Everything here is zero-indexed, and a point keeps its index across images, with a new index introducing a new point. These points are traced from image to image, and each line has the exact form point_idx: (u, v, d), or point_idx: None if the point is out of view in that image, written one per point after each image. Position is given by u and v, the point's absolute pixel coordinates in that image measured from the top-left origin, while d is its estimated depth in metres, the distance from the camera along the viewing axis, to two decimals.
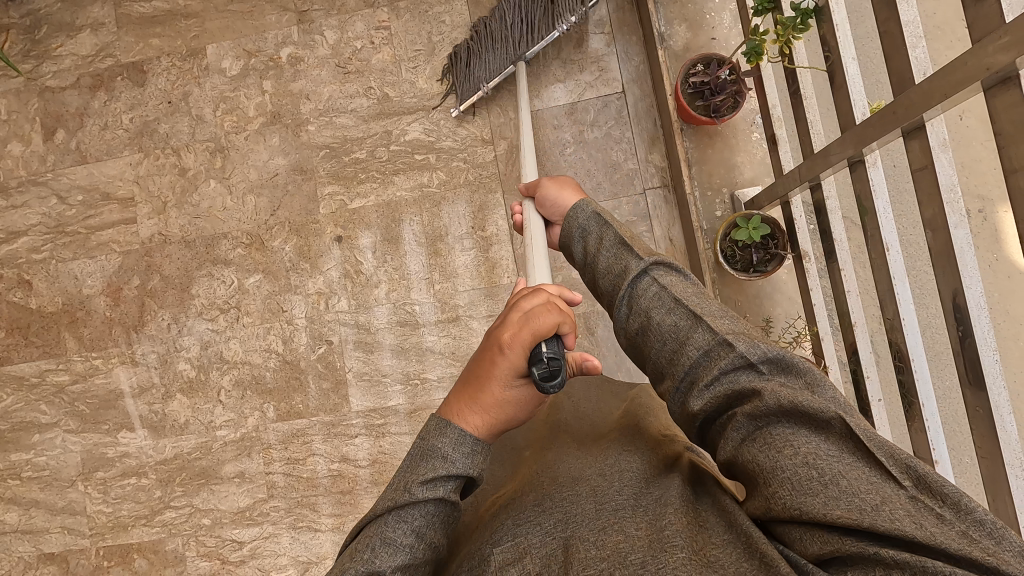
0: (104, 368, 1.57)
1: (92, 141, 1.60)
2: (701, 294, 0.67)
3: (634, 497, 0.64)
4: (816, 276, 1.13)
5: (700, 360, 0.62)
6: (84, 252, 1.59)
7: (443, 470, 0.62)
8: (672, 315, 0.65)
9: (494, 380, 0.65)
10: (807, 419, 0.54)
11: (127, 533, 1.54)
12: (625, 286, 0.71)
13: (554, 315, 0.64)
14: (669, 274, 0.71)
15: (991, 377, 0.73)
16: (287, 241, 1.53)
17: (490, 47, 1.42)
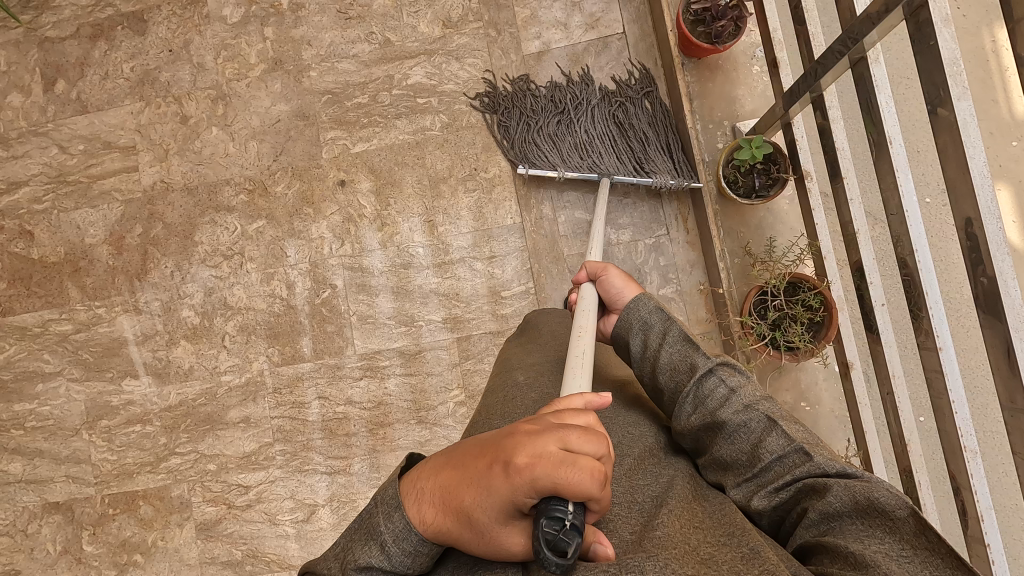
0: (107, 316, 1.57)
1: (93, 90, 1.60)
2: (768, 401, 0.74)
3: (630, 493, 0.70)
4: (818, 195, 1.16)
5: (774, 463, 0.69)
6: (87, 201, 1.59)
7: (376, 559, 0.60)
8: (742, 415, 0.71)
9: (475, 496, 0.57)
10: (877, 520, 0.60)
11: (133, 480, 1.55)
12: (691, 384, 0.76)
13: (587, 476, 0.55)
14: (735, 373, 0.76)
15: (995, 245, 0.77)
16: (290, 186, 1.53)
17: (567, 146, 1.40)
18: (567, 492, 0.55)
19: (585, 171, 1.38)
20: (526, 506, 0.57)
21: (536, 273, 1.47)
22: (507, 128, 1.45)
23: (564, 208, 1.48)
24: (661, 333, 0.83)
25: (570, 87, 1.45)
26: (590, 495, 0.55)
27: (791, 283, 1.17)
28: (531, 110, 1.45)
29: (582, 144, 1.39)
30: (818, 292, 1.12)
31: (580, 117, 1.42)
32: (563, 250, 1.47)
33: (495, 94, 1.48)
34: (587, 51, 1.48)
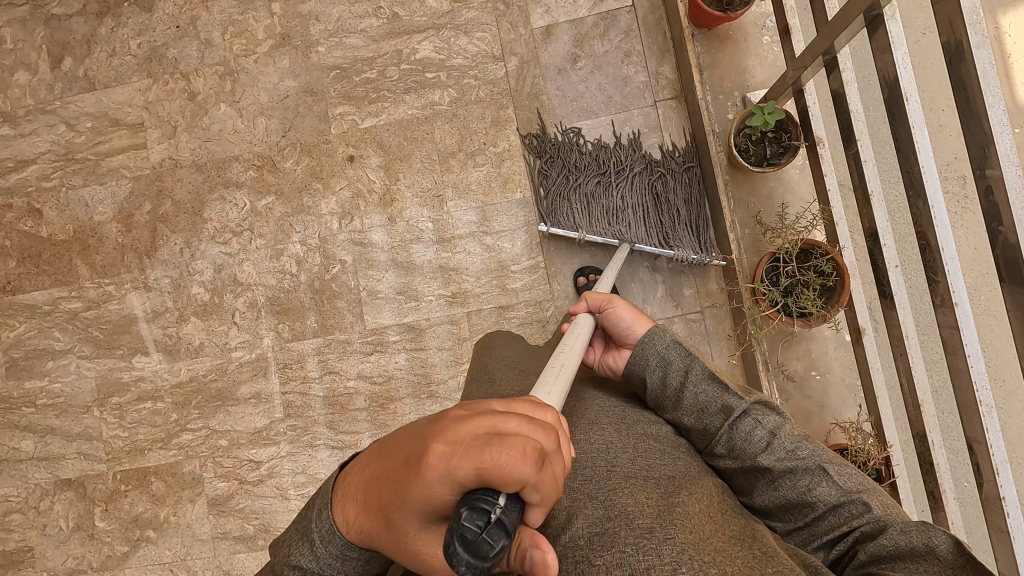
0: (117, 293, 1.57)
1: (100, 68, 1.60)
2: (820, 450, 0.76)
3: (646, 467, 0.72)
4: (830, 161, 1.16)
5: (826, 511, 0.72)
6: (96, 178, 1.59)
7: (307, 558, 0.60)
8: (787, 462, 0.74)
9: (396, 492, 0.50)
10: (935, 564, 0.63)
11: (144, 457, 1.55)
12: (726, 425, 0.78)
13: (516, 460, 0.45)
14: (769, 414, 0.78)
15: (1015, 194, 0.78)
16: (299, 162, 1.53)
17: (598, 210, 1.38)
18: (491, 482, 0.46)
19: (609, 236, 1.36)
20: (450, 503, 0.48)
21: (546, 248, 1.47)
22: (546, 178, 1.43)
23: None
24: (682, 371, 0.82)
25: (617, 151, 1.42)
26: (521, 485, 0.46)
27: (803, 249, 1.17)
28: (573, 164, 1.42)
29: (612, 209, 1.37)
30: (830, 257, 1.13)
31: (617, 182, 1.39)
32: None
33: (546, 145, 1.45)
34: (639, 117, 1.45)
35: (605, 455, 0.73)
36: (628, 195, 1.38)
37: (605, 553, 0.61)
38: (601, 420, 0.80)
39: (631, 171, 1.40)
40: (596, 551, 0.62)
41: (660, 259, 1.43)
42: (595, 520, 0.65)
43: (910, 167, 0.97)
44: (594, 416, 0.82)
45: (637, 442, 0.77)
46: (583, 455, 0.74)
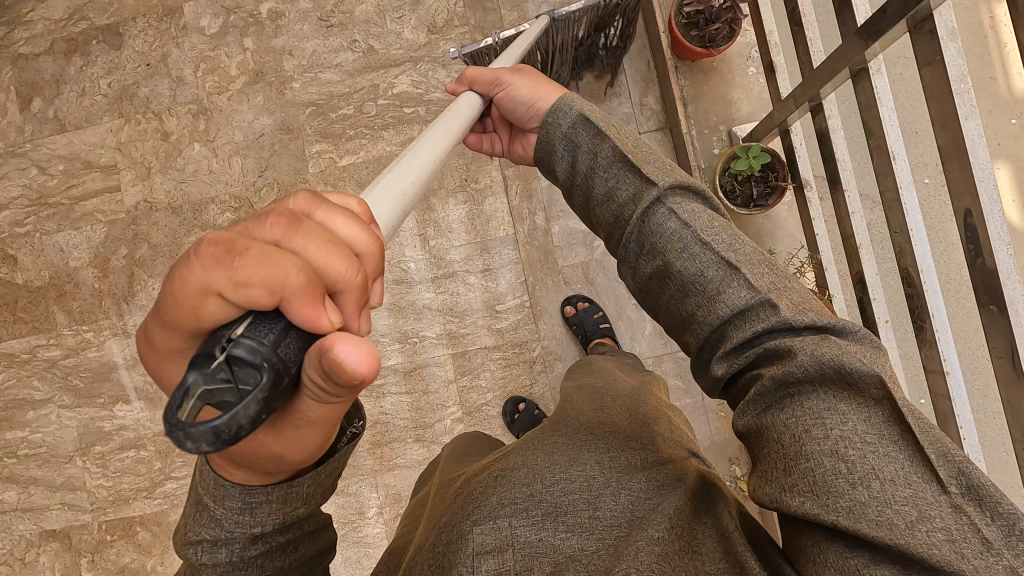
0: (96, 340, 1.54)
1: (70, 108, 1.55)
2: (738, 243, 0.61)
3: (629, 507, 0.68)
4: (818, 204, 1.13)
5: (733, 318, 0.58)
6: (69, 223, 1.55)
7: (211, 532, 0.51)
8: (700, 265, 0.60)
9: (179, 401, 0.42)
10: (847, 389, 0.49)
11: (129, 506, 1.52)
12: (636, 220, 0.64)
13: (181, 268, 0.34)
14: (686, 200, 0.64)
15: (1005, 275, 0.75)
16: (276, 203, 1.49)
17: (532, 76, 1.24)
18: (188, 317, 0.35)
19: None
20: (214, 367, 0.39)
21: (531, 285, 1.43)
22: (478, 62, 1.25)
23: (558, 217, 1.43)
24: (591, 153, 0.70)
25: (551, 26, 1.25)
26: (215, 292, 0.34)
27: None
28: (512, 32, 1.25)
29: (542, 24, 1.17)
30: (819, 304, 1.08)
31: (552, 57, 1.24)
32: (558, 261, 1.43)
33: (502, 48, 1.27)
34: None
35: (588, 494, 0.69)
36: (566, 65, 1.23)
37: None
38: (584, 457, 0.75)
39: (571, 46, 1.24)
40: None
41: None
42: None
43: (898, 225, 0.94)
44: (578, 453, 0.76)
45: (623, 478, 0.72)
46: (564, 497, 0.69)
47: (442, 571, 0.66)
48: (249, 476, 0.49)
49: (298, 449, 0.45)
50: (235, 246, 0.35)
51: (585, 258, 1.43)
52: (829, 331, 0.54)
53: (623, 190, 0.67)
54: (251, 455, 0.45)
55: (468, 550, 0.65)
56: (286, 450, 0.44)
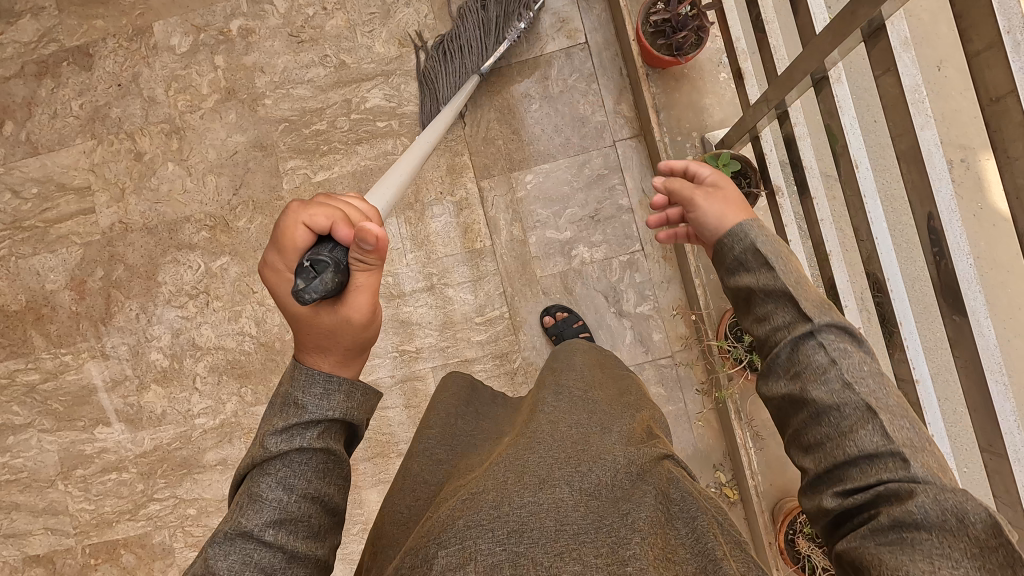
0: (74, 363, 1.53)
1: (42, 131, 1.54)
2: (880, 385, 0.56)
3: (597, 522, 0.64)
4: (791, 210, 1.11)
5: (860, 458, 0.53)
6: (45, 246, 1.54)
7: (300, 419, 0.62)
8: (835, 399, 0.55)
9: (286, 310, 0.66)
10: (968, 549, 0.46)
11: (113, 529, 1.51)
12: (785, 339, 0.59)
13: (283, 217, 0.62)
14: (843, 338, 0.58)
15: (966, 284, 0.75)
16: (252, 220, 1.48)
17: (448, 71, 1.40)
18: (290, 242, 0.61)
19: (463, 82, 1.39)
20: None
21: (511, 296, 1.42)
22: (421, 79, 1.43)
23: (534, 228, 1.41)
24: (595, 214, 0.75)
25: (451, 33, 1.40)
26: (303, 224, 0.61)
27: None
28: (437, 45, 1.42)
29: (468, 60, 1.38)
30: None
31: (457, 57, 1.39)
32: (536, 271, 1.41)
33: (425, 50, 1.44)
34: (607, 196, 1.39)
35: (557, 514, 0.64)
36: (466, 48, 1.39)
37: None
38: (556, 478, 0.68)
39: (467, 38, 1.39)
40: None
41: (627, 303, 1.39)
42: None
43: (867, 233, 0.93)
44: (547, 471, 0.69)
45: (593, 501, 0.66)
46: (528, 514, 0.63)
47: None
48: (332, 364, 0.66)
49: (361, 313, 0.65)
50: (305, 202, 0.63)
51: (562, 269, 1.40)
52: None
53: (777, 316, 0.62)
54: (330, 329, 0.64)
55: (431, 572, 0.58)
56: (352, 314, 0.64)
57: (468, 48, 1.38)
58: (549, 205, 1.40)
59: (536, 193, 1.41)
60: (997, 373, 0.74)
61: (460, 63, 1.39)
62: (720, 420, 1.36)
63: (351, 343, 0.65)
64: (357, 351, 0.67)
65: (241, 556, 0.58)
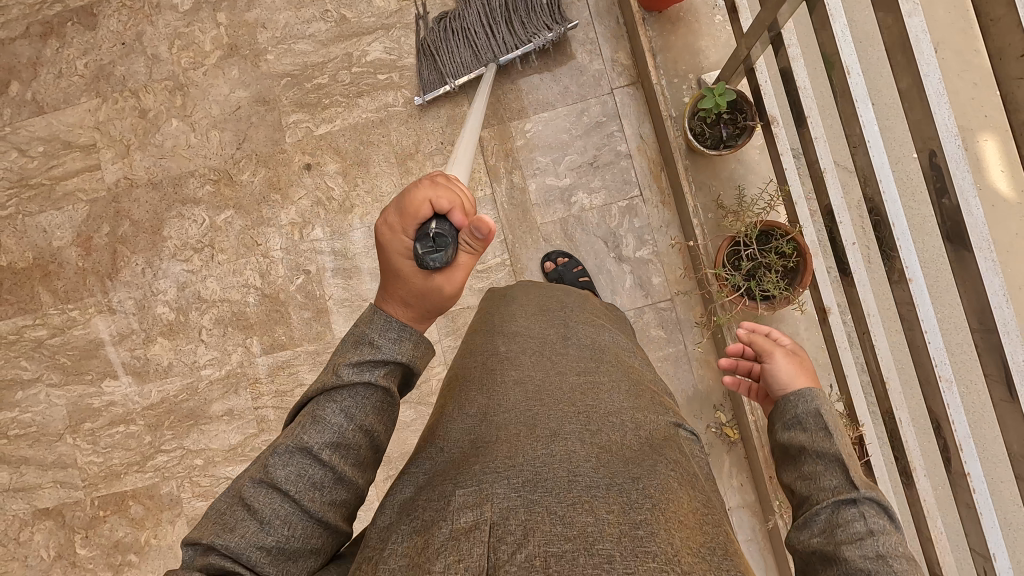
0: (81, 319, 1.55)
1: (47, 90, 1.56)
2: (911, 571, 0.59)
3: (608, 475, 0.66)
4: (786, 139, 1.13)
5: None
6: (52, 203, 1.56)
7: (370, 356, 0.72)
8: (868, 561, 0.58)
9: (387, 265, 0.72)
10: None
11: (121, 481, 1.54)
12: (828, 503, 0.64)
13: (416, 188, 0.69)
14: (883, 517, 0.62)
15: (954, 164, 0.77)
16: (255, 174, 1.50)
17: (459, 47, 1.41)
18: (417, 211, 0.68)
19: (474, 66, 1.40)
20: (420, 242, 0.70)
21: (511, 243, 1.44)
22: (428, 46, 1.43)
23: (534, 175, 1.43)
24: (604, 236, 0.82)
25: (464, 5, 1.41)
26: (430, 202, 0.68)
27: (764, 231, 1.12)
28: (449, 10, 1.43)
29: (473, 37, 1.40)
30: (791, 239, 1.07)
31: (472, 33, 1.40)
32: (536, 219, 1.43)
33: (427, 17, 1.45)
34: (606, 143, 1.42)
35: (568, 464, 0.66)
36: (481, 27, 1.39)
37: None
38: (567, 433, 0.72)
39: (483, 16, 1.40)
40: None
41: (626, 248, 1.41)
42: (553, 535, 0.57)
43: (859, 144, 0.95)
44: (558, 426, 0.73)
45: (608, 453, 0.70)
46: (543, 466, 0.66)
47: (421, 536, 0.61)
48: (410, 317, 0.74)
49: (455, 287, 0.73)
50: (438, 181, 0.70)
51: (562, 215, 1.42)
52: None
53: (827, 479, 0.67)
54: (423, 291, 0.72)
55: (448, 508, 0.62)
56: (447, 286, 0.72)
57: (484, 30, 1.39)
58: (549, 152, 1.43)
59: (536, 140, 1.43)
60: (985, 249, 0.77)
61: (464, 37, 1.41)
62: (720, 362, 1.37)
63: (435, 308, 0.73)
64: (438, 317, 0.75)
65: (298, 467, 0.68)
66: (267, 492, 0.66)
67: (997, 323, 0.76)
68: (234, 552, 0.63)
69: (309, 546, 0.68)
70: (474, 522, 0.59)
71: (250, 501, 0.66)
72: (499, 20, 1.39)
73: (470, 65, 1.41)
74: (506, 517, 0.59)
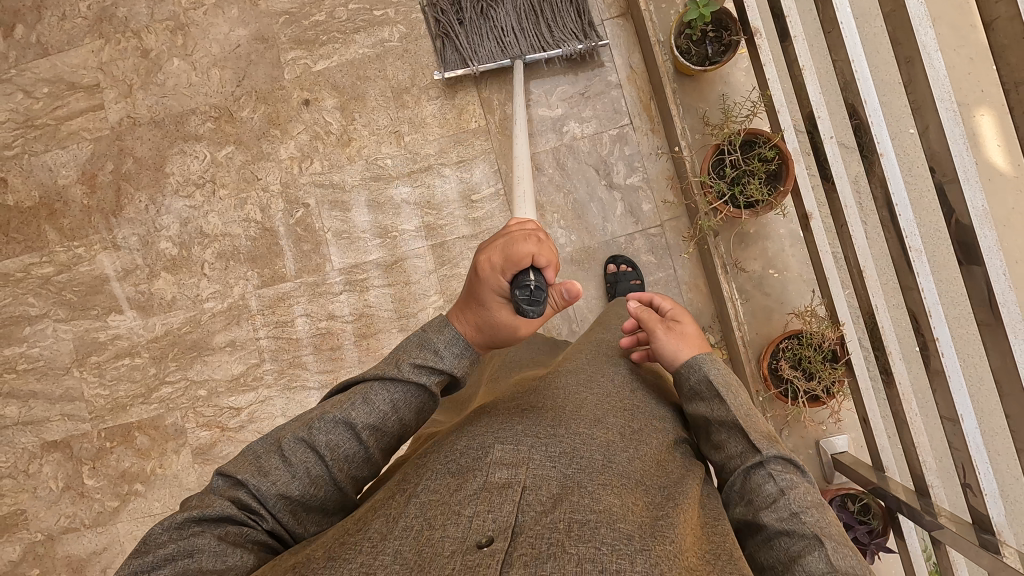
0: (87, 255, 1.59)
1: (52, 32, 1.60)
2: (822, 514, 0.69)
3: (639, 471, 0.72)
4: (768, 51, 1.13)
5: None
6: (56, 143, 1.60)
7: (432, 362, 0.73)
8: (786, 523, 0.68)
9: (475, 296, 0.74)
10: None
11: (127, 412, 1.57)
12: (739, 473, 0.74)
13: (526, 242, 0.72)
14: (786, 466, 0.72)
15: (917, 22, 0.73)
16: (255, 110, 1.54)
17: (483, 30, 1.40)
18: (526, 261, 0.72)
19: (499, 56, 1.40)
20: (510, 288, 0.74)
21: (504, 173, 1.49)
22: (450, 19, 1.41)
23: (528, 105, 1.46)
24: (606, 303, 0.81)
25: None
26: (531, 256, 0.72)
27: (746, 140, 1.15)
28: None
29: (498, 28, 1.40)
30: (773, 144, 1.10)
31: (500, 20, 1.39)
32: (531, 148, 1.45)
33: None
34: (596, 74, 1.45)
35: (605, 451, 0.72)
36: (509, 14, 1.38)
37: (581, 544, 0.59)
38: (608, 421, 0.77)
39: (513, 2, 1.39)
40: (572, 539, 0.60)
41: (616, 175, 1.43)
42: (579, 509, 0.63)
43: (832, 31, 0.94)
44: (603, 414, 0.78)
45: (637, 442, 0.76)
46: (582, 444, 0.72)
47: (457, 473, 0.67)
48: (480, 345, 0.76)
49: (528, 329, 0.77)
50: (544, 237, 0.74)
51: (553, 143, 1.45)
52: None
53: (733, 444, 0.76)
54: (502, 327, 0.75)
55: (485, 460, 0.68)
56: (524, 327, 0.76)
57: (513, 19, 1.39)
58: (542, 83, 1.46)
59: (528, 72, 1.46)
60: (946, 102, 0.72)
61: (490, 24, 1.39)
62: (708, 284, 1.40)
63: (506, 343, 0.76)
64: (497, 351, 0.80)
65: (337, 438, 0.70)
66: (305, 450, 0.69)
67: (958, 170, 0.71)
68: (260, 497, 0.67)
69: (324, 510, 0.72)
70: (509, 481, 0.66)
71: (287, 453, 0.69)
72: (527, 16, 1.39)
73: (493, 54, 1.40)
74: (535, 488, 0.66)
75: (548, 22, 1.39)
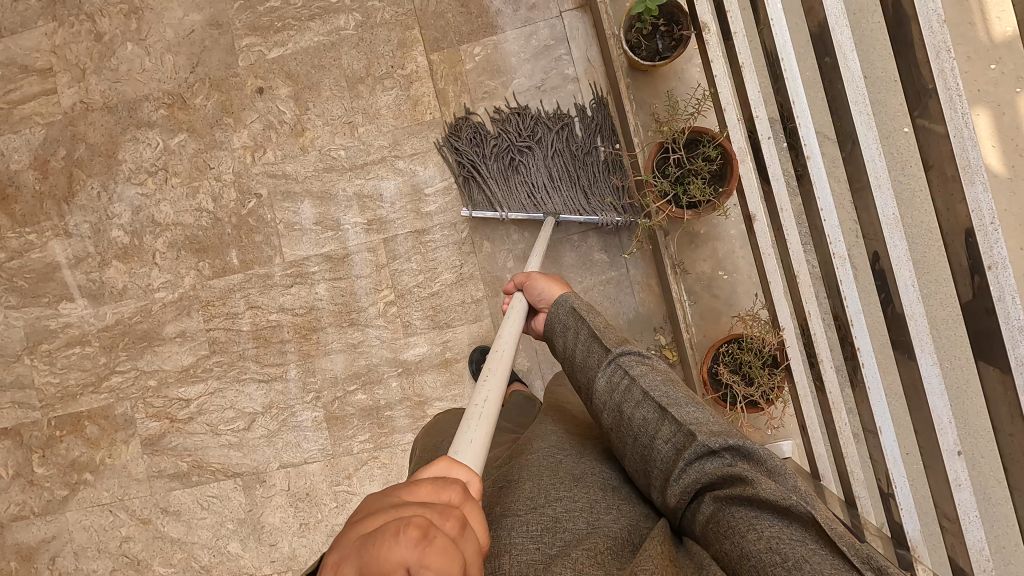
0: (38, 242, 1.57)
1: (5, 14, 1.57)
2: (667, 388, 0.73)
3: (627, 529, 0.68)
4: (716, 46, 1.06)
5: (671, 453, 0.67)
6: (9, 127, 1.57)
7: None
8: (643, 406, 0.71)
9: None
10: (770, 506, 0.59)
11: (77, 402, 1.56)
12: (601, 379, 0.76)
13: (391, 540, 0.44)
14: (636, 362, 0.76)
15: (834, 21, 0.73)
16: (208, 98, 1.51)
17: (513, 178, 1.34)
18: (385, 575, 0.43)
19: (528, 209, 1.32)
20: None
21: None
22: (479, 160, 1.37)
23: (484, 98, 1.44)
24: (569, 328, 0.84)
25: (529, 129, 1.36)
26: (404, 565, 0.43)
27: (693, 139, 1.14)
28: (508, 143, 1.36)
29: (533, 186, 1.33)
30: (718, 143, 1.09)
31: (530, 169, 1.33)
32: None
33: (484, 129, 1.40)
34: (553, 66, 1.42)
35: (588, 515, 0.69)
36: (541, 166, 1.33)
37: None
38: (589, 480, 0.75)
39: (547, 152, 1.34)
40: None
41: None
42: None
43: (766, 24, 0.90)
44: (582, 474, 0.76)
45: (622, 505, 0.72)
46: (564, 514, 0.69)
47: None
48: None
49: None
50: (427, 533, 0.45)
51: None
52: (747, 457, 0.65)
53: (594, 355, 0.79)
54: None
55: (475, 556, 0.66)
56: None
57: (544, 170, 1.33)
58: (496, 76, 1.44)
59: (482, 64, 1.44)
60: (861, 103, 0.72)
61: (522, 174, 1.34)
62: (660, 285, 1.37)
63: None
64: None
65: None
66: None
67: (870, 176, 0.73)
68: None
69: None
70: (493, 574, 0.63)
71: None
72: (562, 173, 1.32)
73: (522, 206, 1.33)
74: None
75: (585, 187, 1.32)
